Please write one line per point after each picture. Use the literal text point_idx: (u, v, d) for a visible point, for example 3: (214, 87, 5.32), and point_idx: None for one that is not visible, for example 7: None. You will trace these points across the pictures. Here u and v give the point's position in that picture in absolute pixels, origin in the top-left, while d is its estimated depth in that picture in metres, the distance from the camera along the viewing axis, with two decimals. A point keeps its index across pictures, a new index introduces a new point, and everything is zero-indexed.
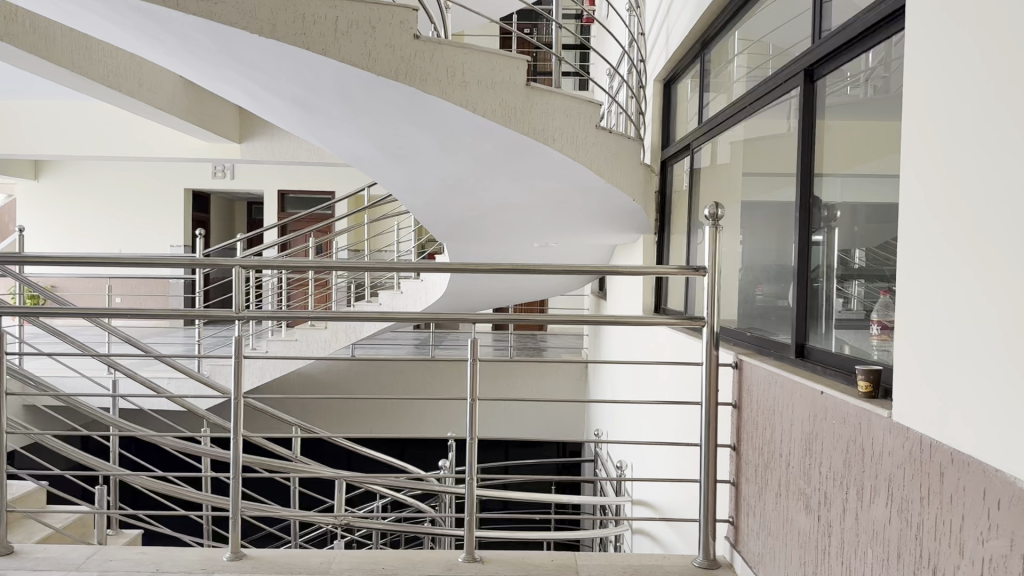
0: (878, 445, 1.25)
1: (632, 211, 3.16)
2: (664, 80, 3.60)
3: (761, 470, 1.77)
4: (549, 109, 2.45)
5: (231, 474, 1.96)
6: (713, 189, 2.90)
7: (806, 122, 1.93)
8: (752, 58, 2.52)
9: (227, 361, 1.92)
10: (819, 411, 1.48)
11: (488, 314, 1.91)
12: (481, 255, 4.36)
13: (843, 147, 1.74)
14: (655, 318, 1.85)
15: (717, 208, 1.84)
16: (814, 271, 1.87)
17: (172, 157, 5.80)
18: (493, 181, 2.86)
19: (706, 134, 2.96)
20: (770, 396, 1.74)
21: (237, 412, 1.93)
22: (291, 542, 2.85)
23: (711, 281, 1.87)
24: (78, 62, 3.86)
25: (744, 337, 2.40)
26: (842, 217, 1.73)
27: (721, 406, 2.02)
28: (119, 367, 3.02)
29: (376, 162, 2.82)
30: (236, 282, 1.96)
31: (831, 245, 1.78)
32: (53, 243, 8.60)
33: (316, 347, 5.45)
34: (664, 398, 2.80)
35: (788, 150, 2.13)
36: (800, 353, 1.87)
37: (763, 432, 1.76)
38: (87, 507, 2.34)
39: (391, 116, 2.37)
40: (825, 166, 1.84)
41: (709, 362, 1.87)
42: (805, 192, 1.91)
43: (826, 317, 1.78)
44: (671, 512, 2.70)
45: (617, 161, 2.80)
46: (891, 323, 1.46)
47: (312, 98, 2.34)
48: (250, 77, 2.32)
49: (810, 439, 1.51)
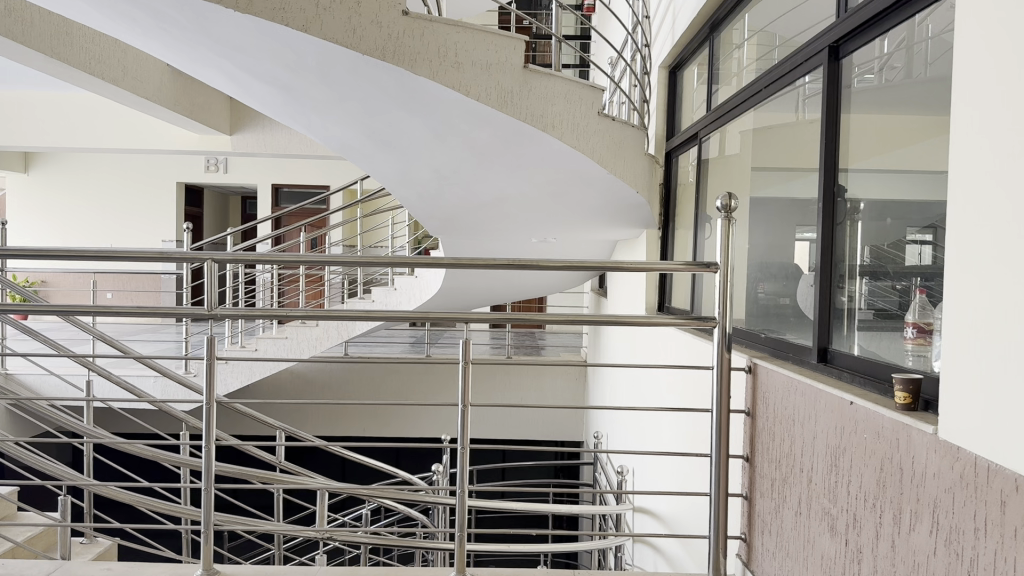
0: (920, 465, 1.10)
1: (635, 204, 2.99)
2: (669, 66, 3.43)
3: (777, 484, 1.63)
4: (548, 93, 2.29)
5: (203, 483, 1.80)
6: (722, 179, 2.74)
7: (829, 108, 1.75)
8: (766, 39, 2.34)
9: (197, 362, 1.77)
10: (846, 423, 1.33)
11: (482, 313, 1.75)
12: (477, 250, 4.19)
13: (870, 134, 1.56)
14: (661, 318, 1.70)
15: (730, 199, 1.69)
16: (837, 270, 1.69)
17: (159, 149, 5.64)
18: (488, 171, 2.70)
19: (716, 121, 2.79)
20: (788, 404, 1.58)
21: (209, 415, 1.78)
22: (274, 555, 2.68)
23: (723, 277, 1.72)
24: (57, 48, 3.68)
25: (755, 339, 2.24)
26: (868, 209, 1.56)
27: (733, 413, 1.87)
28: (93, 367, 2.86)
29: (366, 150, 2.66)
30: (209, 277, 1.81)
31: (856, 241, 1.61)
32: (42, 238, 8.43)
33: (306, 346, 5.28)
34: (669, 403, 2.65)
35: (806, 138, 1.93)
36: (822, 357, 1.70)
37: (780, 445, 1.62)
38: (53, 520, 2.17)
39: (378, 100, 2.21)
40: (850, 159, 1.66)
41: (720, 366, 1.72)
42: (828, 182, 1.73)
43: (849, 316, 1.61)
44: (674, 522, 2.58)
45: (620, 151, 2.62)
46: (929, 326, 1.30)
47: (295, 80, 2.19)
48: (229, 58, 2.17)
49: (836, 454, 1.37)
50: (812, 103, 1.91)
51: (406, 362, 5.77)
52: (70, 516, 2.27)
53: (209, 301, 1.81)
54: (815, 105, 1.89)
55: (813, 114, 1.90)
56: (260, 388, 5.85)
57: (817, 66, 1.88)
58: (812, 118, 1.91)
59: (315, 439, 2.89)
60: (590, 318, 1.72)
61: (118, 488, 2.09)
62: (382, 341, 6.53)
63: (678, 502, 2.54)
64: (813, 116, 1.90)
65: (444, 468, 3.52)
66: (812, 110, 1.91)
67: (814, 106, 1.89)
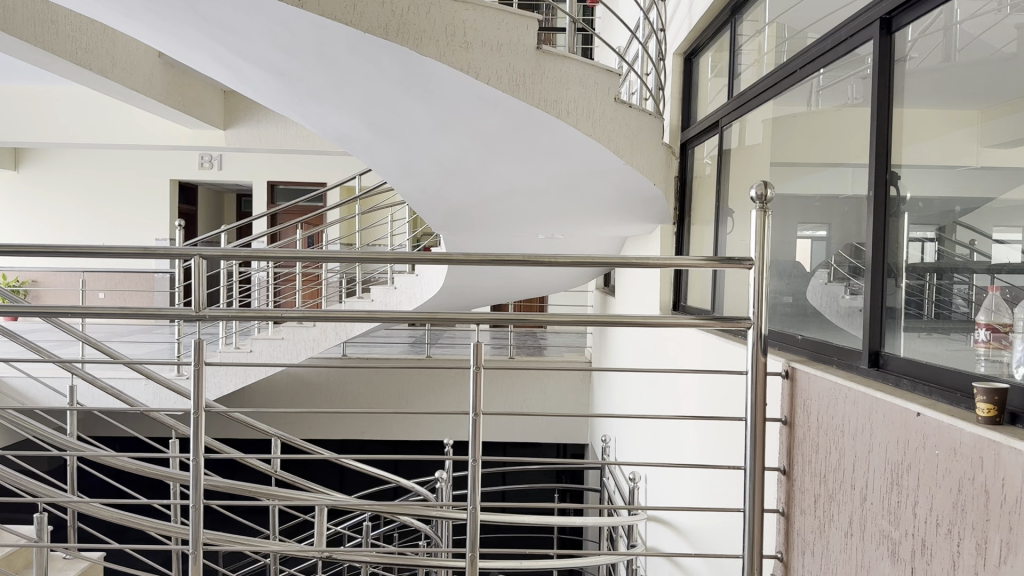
0: (1011, 488, 0.95)
1: (650, 197, 2.84)
2: (684, 53, 3.27)
3: (822, 502, 1.48)
4: (562, 77, 2.14)
5: (192, 499, 1.65)
6: (742, 171, 2.59)
7: (881, 89, 1.58)
8: (794, 22, 2.21)
9: (183, 366, 1.63)
10: (910, 437, 1.19)
11: (492, 313, 1.59)
12: (479, 246, 4.03)
13: (929, 116, 1.41)
14: (690, 320, 1.55)
15: (766, 188, 1.52)
16: (889, 268, 1.51)
17: (149, 144, 5.46)
18: (495, 162, 2.54)
19: (737, 110, 2.64)
20: (834, 414, 1.44)
21: (197, 423, 1.63)
22: (269, 567, 2.51)
23: (758, 274, 1.57)
24: (42, 37, 3.50)
25: (787, 340, 2.09)
26: (925, 199, 1.40)
27: (768, 421, 1.72)
28: (77, 371, 2.68)
29: (365, 140, 2.51)
30: (197, 274, 1.65)
31: (909, 233, 1.46)
32: (32, 238, 8.27)
33: (302, 347, 5.12)
34: (691, 411, 2.52)
35: (847, 125, 1.78)
36: (874, 362, 1.53)
37: (825, 459, 1.47)
38: (28, 538, 2.00)
39: (381, 84, 2.05)
40: (904, 146, 1.50)
41: (756, 370, 1.57)
42: (879, 169, 1.56)
43: (905, 317, 1.45)
44: (699, 535, 2.44)
45: (637, 140, 2.47)
46: (1004, 327, 1.16)
47: (289, 62, 2.03)
48: (219, 38, 2.02)
49: (898, 472, 1.23)
50: (843, 89, 1.83)
51: (405, 364, 5.62)
52: (47, 534, 2.10)
53: (195, 301, 1.65)
54: (862, 87, 1.72)
55: (854, 98, 1.75)
56: (255, 390, 5.69)
57: (854, 51, 1.78)
58: (856, 101, 1.74)
59: (313, 446, 2.72)
60: (609, 320, 1.55)
61: (101, 505, 1.92)
62: (381, 342, 6.37)
63: (703, 516, 2.39)
64: (852, 101, 1.76)
65: (446, 474, 3.38)
66: (853, 94, 1.76)
67: (858, 90, 1.73)
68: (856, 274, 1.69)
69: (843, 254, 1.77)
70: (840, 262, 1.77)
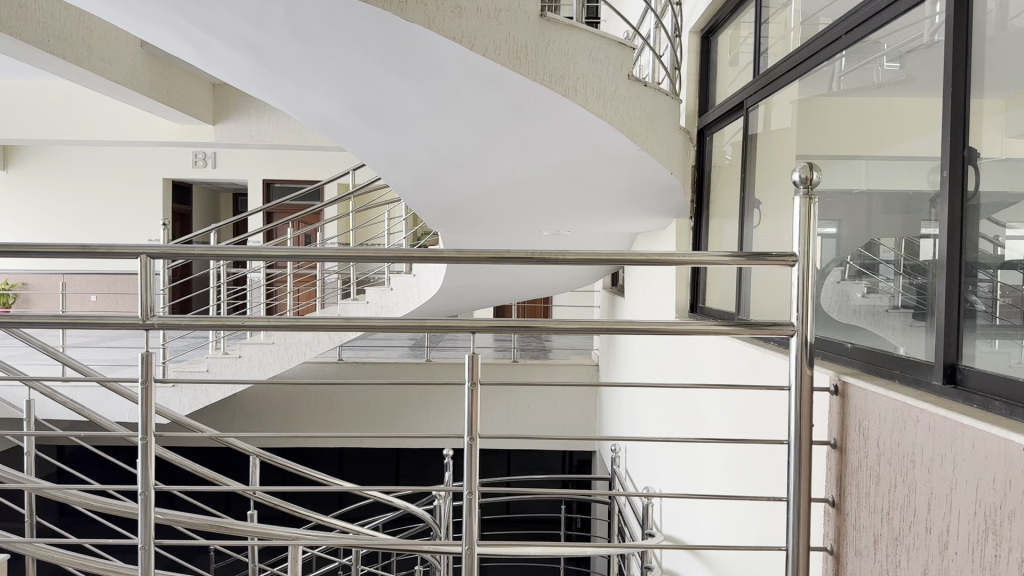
0: None
1: (664, 187, 2.59)
2: (702, 31, 3.03)
3: (881, 544, 1.24)
4: (565, 49, 1.89)
5: (140, 539, 1.41)
6: (770, 158, 2.34)
7: (955, 43, 1.28)
8: (808, 5, 2.05)
9: (129, 383, 1.38)
10: (1013, 477, 0.95)
11: (493, 321, 1.35)
12: (478, 242, 3.79)
13: (1006, 79, 1.14)
14: (722, 329, 1.30)
15: (811, 170, 1.26)
16: (968, 267, 1.23)
17: (134, 140, 5.23)
18: (494, 148, 2.29)
19: (763, 90, 2.38)
20: (901, 440, 1.19)
21: (146, 452, 1.39)
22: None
23: (801, 272, 1.31)
24: (11, 25, 3.25)
25: (824, 345, 1.84)
26: (1006, 180, 1.13)
27: (814, 444, 1.47)
28: (35, 384, 2.44)
29: (350, 126, 2.26)
30: (143, 276, 1.37)
31: (986, 227, 1.18)
32: (20, 239, 8.08)
33: (294, 353, 4.91)
34: (715, 429, 2.32)
35: (878, 110, 1.59)
36: (950, 378, 1.26)
37: (888, 493, 1.22)
38: None
39: (361, 58, 1.80)
40: (975, 118, 1.23)
41: (800, 387, 1.31)
42: (954, 144, 1.27)
43: (991, 323, 1.17)
44: (729, 568, 2.21)
45: (652, 125, 2.21)
46: None
47: (257, 36, 1.80)
48: (181, 12, 1.79)
49: (993, 518, 0.98)
50: (879, 65, 1.60)
51: (405, 367, 5.42)
52: None
53: (143, 308, 1.38)
54: (901, 64, 1.49)
55: (882, 81, 1.58)
56: (248, 396, 5.46)
57: (880, 30, 1.61)
58: (891, 83, 1.54)
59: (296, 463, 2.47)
60: (624, 327, 1.31)
61: (46, 544, 1.67)
62: (380, 345, 6.17)
63: (737, 550, 2.16)
64: (880, 87, 1.59)
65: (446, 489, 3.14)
66: (882, 77, 1.58)
67: (889, 74, 1.54)
68: (874, 270, 1.60)
69: (870, 250, 1.63)
70: (880, 256, 1.57)
